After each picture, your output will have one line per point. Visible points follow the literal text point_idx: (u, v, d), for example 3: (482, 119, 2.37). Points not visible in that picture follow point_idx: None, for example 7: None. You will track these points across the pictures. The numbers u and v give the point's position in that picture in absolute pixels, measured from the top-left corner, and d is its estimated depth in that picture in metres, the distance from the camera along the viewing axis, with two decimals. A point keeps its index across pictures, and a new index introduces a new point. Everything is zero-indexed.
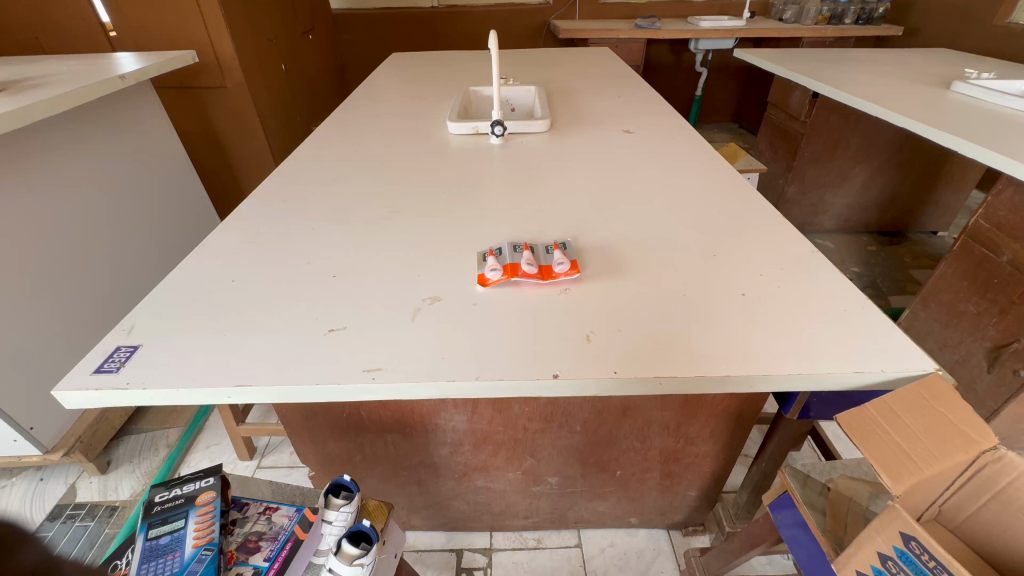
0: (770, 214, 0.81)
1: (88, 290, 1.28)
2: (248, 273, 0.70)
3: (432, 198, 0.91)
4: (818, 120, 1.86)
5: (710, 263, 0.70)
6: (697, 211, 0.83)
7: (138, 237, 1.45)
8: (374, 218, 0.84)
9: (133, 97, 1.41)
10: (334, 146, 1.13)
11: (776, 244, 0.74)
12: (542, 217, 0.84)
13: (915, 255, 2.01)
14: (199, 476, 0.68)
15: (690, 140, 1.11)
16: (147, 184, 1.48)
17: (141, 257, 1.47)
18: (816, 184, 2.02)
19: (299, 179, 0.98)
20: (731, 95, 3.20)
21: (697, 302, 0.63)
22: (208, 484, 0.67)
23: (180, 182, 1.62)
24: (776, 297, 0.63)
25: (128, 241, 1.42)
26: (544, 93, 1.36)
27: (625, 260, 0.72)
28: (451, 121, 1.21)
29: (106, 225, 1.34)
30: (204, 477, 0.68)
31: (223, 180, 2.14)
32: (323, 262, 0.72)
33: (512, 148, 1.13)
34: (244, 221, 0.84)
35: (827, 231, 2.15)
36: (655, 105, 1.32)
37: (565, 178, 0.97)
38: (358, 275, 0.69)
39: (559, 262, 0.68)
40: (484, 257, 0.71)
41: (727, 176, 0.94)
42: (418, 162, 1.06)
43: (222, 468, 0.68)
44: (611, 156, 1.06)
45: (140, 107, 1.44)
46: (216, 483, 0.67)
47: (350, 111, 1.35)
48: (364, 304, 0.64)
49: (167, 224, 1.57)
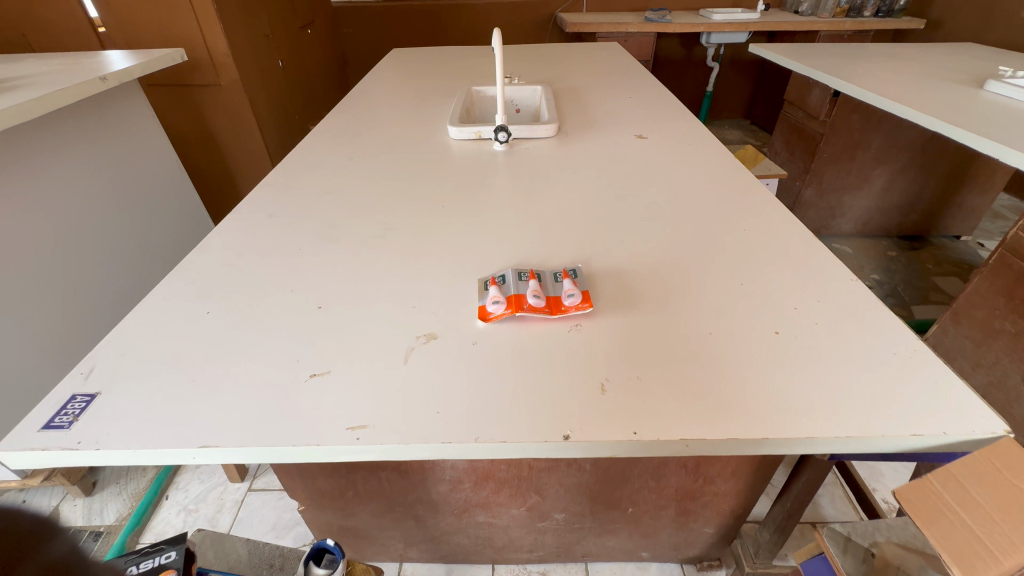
0: (801, 234, 0.73)
1: (72, 303, 1.23)
2: (224, 303, 0.63)
3: (431, 213, 0.84)
4: (838, 119, 1.77)
5: (738, 294, 0.62)
6: (721, 230, 0.76)
7: (127, 245, 1.39)
8: (367, 236, 0.77)
9: (117, 97, 1.33)
10: (327, 153, 1.06)
11: (811, 270, 0.66)
12: (549, 236, 0.76)
13: (937, 261, 1.93)
14: (158, 549, 0.58)
15: (708, 146, 1.03)
16: (135, 189, 1.41)
17: (131, 265, 1.41)
18: (835, 187, 1.93)
19: (289, 191, 0.91)
20: (742, 91, 3.10)
21: (725, 343, 0.56)
22: (169, 560, 0.57)
23: (171, 186, 1.55)
24: (815, 337, 0.56)
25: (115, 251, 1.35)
26: (550, 93, 1.29)
27: (642, 289, 0.65)
28: (452, 125, 1.13)
29: (93, 233, 1.27)
30: (164, 549, 0.58)
31: (218, 181, 2.08)
32: (309, 290, 0.66)
33: (517, 155, 1.05)
34: (226, 240, 0.77)
35: (845, 235, 2.07)
36: (668, 107, 1.24)
37: (575, 190, 0.90)
38: (347, 305, 0.63)
39: (570, 293, 0.61)
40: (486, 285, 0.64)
41: (752, 189, 0.86)
42: (416, 171, 0.99)
43: (186, 539, 0.58)
44: (624, 165, 0.98)
45: (125, 108, 1.36)
46: (180, 559, 0.57)
47: (346, 114, 1.28)
48: (352, 343, 0.57)
49: (157, 230, 1.51)
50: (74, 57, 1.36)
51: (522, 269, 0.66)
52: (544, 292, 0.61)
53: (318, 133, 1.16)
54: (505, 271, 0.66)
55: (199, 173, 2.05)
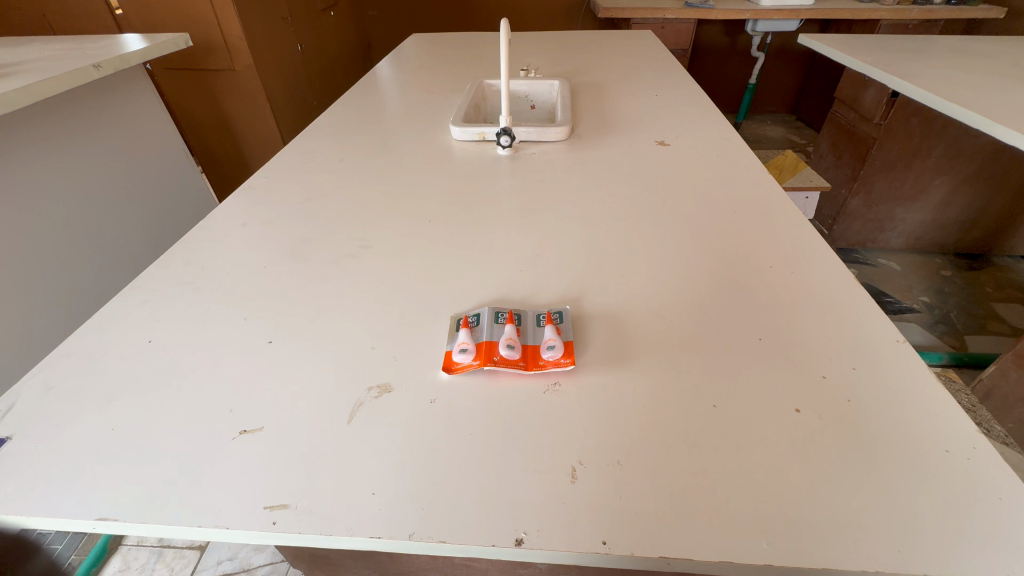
0: (840, 278, 0.62)
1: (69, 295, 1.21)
2: (170, 332, 0.58)
3: (415, 228, 0.76)
4: (895, 123, 1.58)
5: (750, 355, 0.53)
6: (742, 267, 0.65)
7: (130, 236, 1.36)
8: (340, 255, 0.70)
9: (123, 83, 1.30)
10: (318, 154, 0.99)
11: (848, 327, 0.56)
12: (542, 264, 0.67)
13: (998, 284, 1.73)
14: None
15: (740, 159, 0.90)
16: (141, 178, 1.38)
17: (133, 257, 1.38)
18: (885, 197, 1.74)
19: (269, 196, 0.85)
20: (788, 84, 2.87)
21: (729, 421, 0.46)
22: None
23: (181, 175, 1.52)
24: (843, 423, 0.46)
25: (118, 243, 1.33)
26: (567, 90, 1.17)
27: (639, 339, 0.55)
28: (455, 124, 1.04)
29: (93, 226, 1.25)
30: None
31: (233, 167, 2.05)
32: (265, 320, 0.59)
33: (521, 161, 0.96)
34: (191, 252, 0.71)
35: (892, 249, 1.88)
36: (698, 110, 1.11)
37: (580, 208, 0.80)
38: (302, 341, 0.56)
39: (549, 344, 0.52)
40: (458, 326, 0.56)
41: (787, 217, 0.74)
42: (410, 177, 0.91)
43: None
44: (639, 179, 0.87)
45: (132, 95, 1.33)
46: None
47: (347, 109, 1.21)
48: (297, 391, 0.50)
49: (164, 220, 1.49)
50: (78, 40, 1.33)
51: (502, 308, 0.58)
52: (520, 342, 0.52)
53: (314, 130, 1.09)
54: (482, 309, 0.58)
55: (214, 159, 2.03)
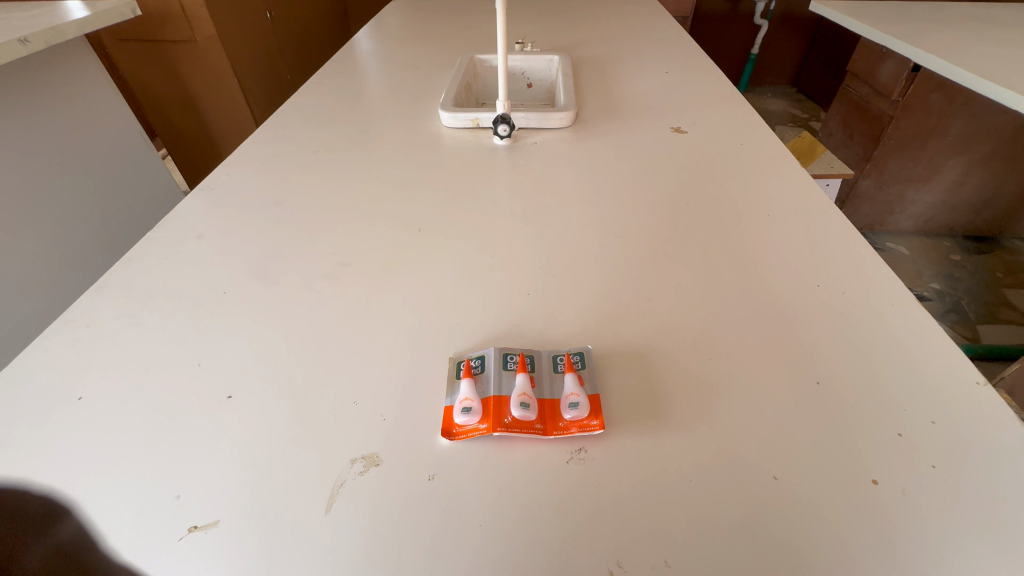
0: (899, 302, 0.54)
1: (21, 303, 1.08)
2: (106, 386, 0.48)
3: (402, 239, 0.65)
4: (914, 99, 1.47)
5: (807, 408, 0.44)
6: (784, 288, 0.56)
7: (89, 234, 1.22)
8: (314, 276, 0.59)
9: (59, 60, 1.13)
10: (287, 146, 0.86)
11: (917, 365, 0.48)
12: (554, 286, 0.57)
13: (1008, 268, 1.68)
14: None
15: (767, 151, 0.80)
16: (98, 170, 1.24)
17: (92, 257, 1.24)
18: (897, 178, 1.65)
19: (229, 200, 0.72)
20: (790, 54, 2.73)
21: (795, 500, 0.39)
22: None
23: (145, 165, 1.37)
24: (929, 498, 0.38)
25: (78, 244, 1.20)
26: (568, 68, 1.04)
27: (676, 385, 0.46)
28: (445, 109, 0.91)
29: (44, 226, 1.11)
30: None
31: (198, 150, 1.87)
32: (223, 366, 0.49)
33: (520, 153, 0.84)
34: (136, 274, 0.60)
35: (900, 232, 1.81)
36: (715, 90, 1.00)
37: (591, 211, 0.70)
38: (270, 394, 0.46)
39: (571, 403, 0.43)
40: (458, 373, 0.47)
41: (829, 222, 0.65)
42: (394, 172, 0.79)
43: None
44: (656, 174, 0.77)
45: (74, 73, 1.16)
46: None
47: (320, 90, 1.06)
48: (264, 466, 0.41)
49: (128, 216, 1.34)
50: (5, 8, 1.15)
51: (510, 349, 0.48)
52: (535, 399, 0.43)
53: (283, 117, 0.96)
54: (486, 350, 0.48)
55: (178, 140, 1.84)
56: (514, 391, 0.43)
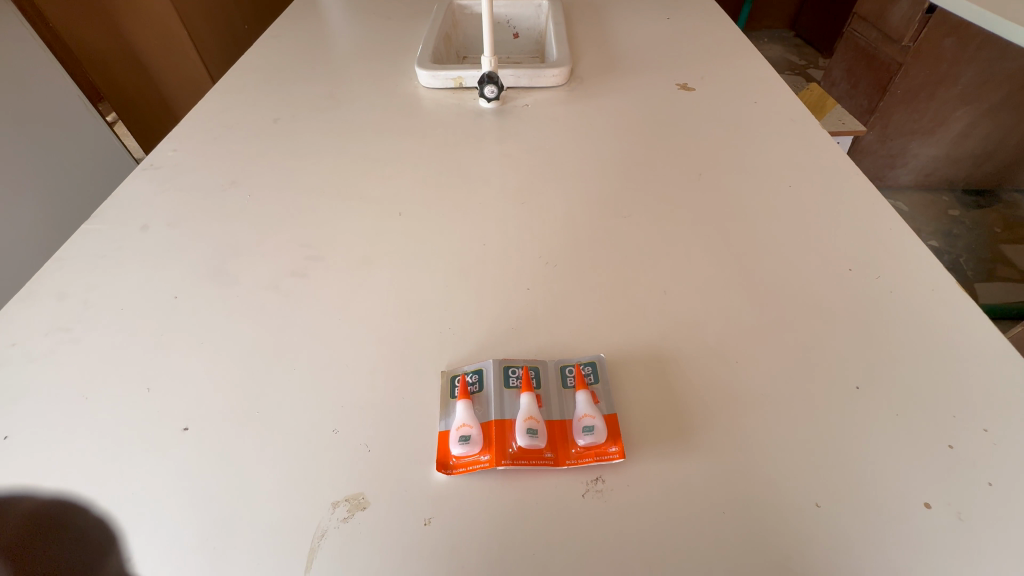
0: (939, 288, 0.48)
1: None
2: (38, 422, 0.41)
3: (379, 226, 0.57)
4: (926, 45, 1.38)
5: (846, 421, 0.39)
6: (813, 275, 0.50)
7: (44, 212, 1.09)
8: (280, 275, 0.51)
9: None
10: (244, 114, 0.75)
11: (962, 364, 0.43)
12: (554, 278, 0.51)
13: (1006, 223, 1.64)
14: None
15: (785, 110, 0.72)
16: (53, 140, 1.10)
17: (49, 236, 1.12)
18: (901, 131, 1.58)
19: (176, 182, 0.63)
20: None
21: (841, 532, 0.34)
22: None
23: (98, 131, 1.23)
24: (989, 523, 0.34)
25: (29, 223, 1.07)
26: (559, 15, 0.93)
27: (701, 397, 0.41)
28: (422, 66, 0.80)
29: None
30: None
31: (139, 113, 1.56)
32: (176, 389, 0.42)
33: (509, 117, 0.75)
34: (72, 277, 0.52)
35: (900, 187, 1.76)
36: (722, 39, 0.90)
37: (592, 186, 0.62)
38: (234, 424, 0.40)
39: (586, 430, 0.38)
40: (453, 391, 0.41)
41: (857, 194, 0.59)
42: (367, 143, 0.69)
43: None
44: (663, 140, 0.69)
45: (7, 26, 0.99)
46: None
47: (278, 45, 0.93)
48: (230, 516, 0.36)
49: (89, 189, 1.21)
50: None
51: (511, 361, 0.43)
52: (542, 425, 0.38)
53: (237, 79, 0.84)
54: (484, 364, 0.42)
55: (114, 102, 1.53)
56: (520, 416, 0.38)
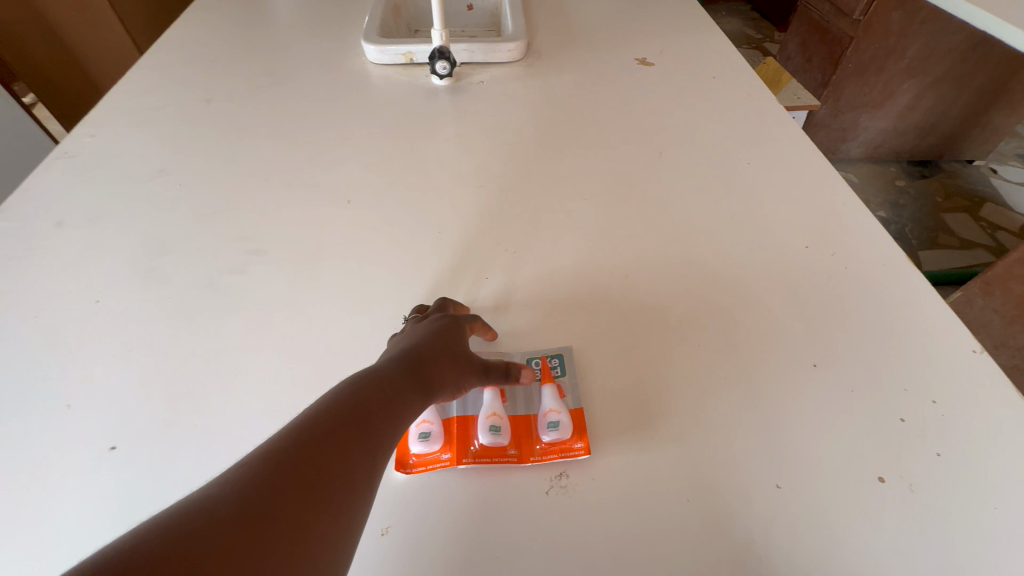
0: (891, 262, 0.49)
1: None
2: None
3: (325, 215, 0.53)
4: (875, 18, 1.40)
5: (804, 399, 0.40)
6: (770, 253, 0.50)
7: None
8: (216, 272, 0.47)
9: None
10: (171, 95, 0.69)
11: (912, 336, 0.44)
12: (513, 266, 0.49)
13: (947, 192, 1.72)
14: None
15: (743, 86, 0.71)
16: None
17: None
18: (852, 105, 1.62)
19: (95, 171, 0.57)
20: None
21: (801, 511, 0.35)
22: None
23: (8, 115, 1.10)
24: (938, 492, 0.35)
25: None
26: None
27: (665, 384, 0.41)
28: (368, 40, 0.75)
29: None
30: None
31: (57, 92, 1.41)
32: (103, 404, 0.39)
33: (464, 95, 0.71)
34: None
35: (851, 160, 1.81)
36: (680, 12, 0.88)
37: (551, 167, 0.60)
38: (170, 442, 0.37)
39: (550, 426, 0.37)
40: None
41: (814, 170, 0.59)
42: (312, 125, 0.65)
43: None
44: (622, 118, 0.67)
45: None
46: None
47: (209, 17, 0.86)
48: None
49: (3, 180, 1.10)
50: None
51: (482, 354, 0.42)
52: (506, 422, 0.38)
53: (163, 56, 0.76)
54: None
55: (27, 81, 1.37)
56: (484, 413, 0.37)
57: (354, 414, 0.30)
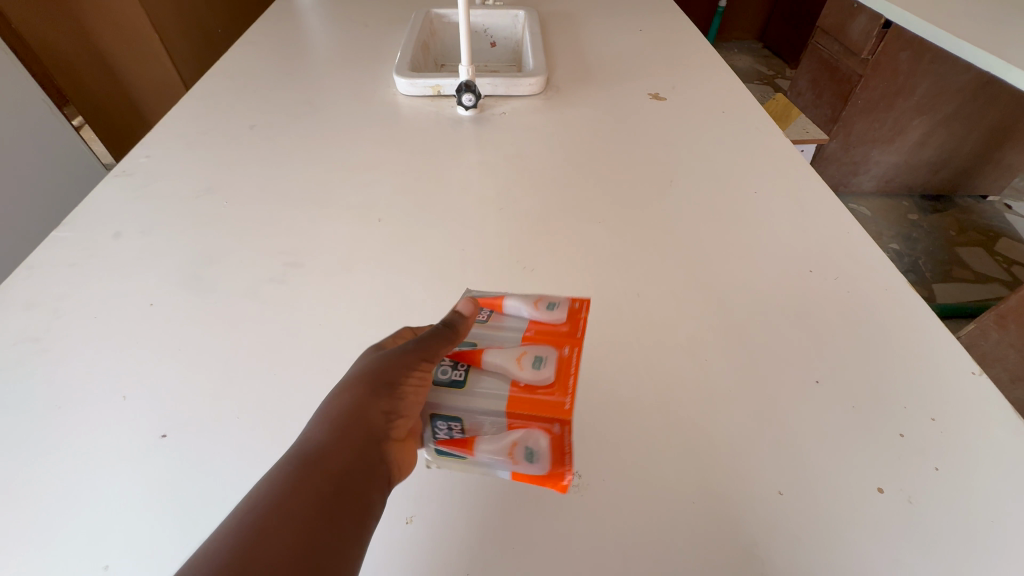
0: (893, 288, 0.51)
1: None
2: (11, 430, 0.40)
3: (358, 231, 0.58)
4: (884, 58, 1.44)
5: (807, 414, 0.42)
6: (776, 277, 0.53)
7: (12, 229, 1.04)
8: (258, 281, 0.52)
9: None
10: (219, 121, 0.75)
11: (912, 357, 0.46)
12: (531, 282, 0.52)
13: (961, 227, 1.73)
14: None
15: (750, 120, 0.76)
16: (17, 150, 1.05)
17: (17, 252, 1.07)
18: (863, 139, 1.65)
19: (150, 188, 0.63)
20: (757, 6, 2.64)
21: (801, 517, 0.36)
22: None
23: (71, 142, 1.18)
24: (937, 506, 0.37)
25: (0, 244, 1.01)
26: (535, 26, 0.95)
27: (671, 394, 0.43)
28: (400, 74, 0.81)
29: None
30: None
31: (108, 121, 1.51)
32: (156, 396, 0.42)
33: (486, 125, 0.76)
34: (40, 287, 0.51)
35: (863, 193, 1.84)
36: (691, 51, 0.93)
37: (567, 193, 0.64)
38: (215, 432, 0.40)
39: (544, 306, 0.42)
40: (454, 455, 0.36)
41: (818, 200, 0.62)
42: (346, 150, 0.70)
43: None
44: (635, 148, 0.71)
45: None
46: None
47: (253, 51, 0.93)
48: (206, 529, 0.36)
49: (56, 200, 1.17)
50: None
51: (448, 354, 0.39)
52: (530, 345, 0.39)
53: (212, 86, 0.83)
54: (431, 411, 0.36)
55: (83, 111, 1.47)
56: (516, 361, 0.37)
57: (284, 515, 0.27)
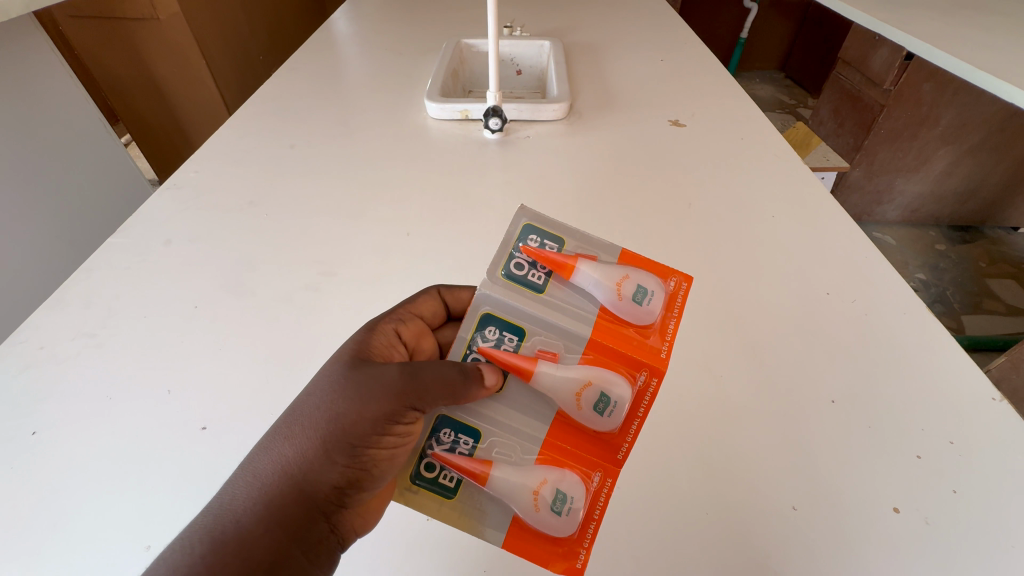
0: (911, 312, 0.52)
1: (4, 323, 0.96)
2: (68, 417, 0.43)
3: (388, 244, 0.61)
4: (906, 88, 1.45)
5: (823, 431, 0.42)
6: (792, 297, 0.54)
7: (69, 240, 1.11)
8: (294, 288, 0.55)
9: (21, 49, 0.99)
10: (263, 141, 0.80)
11: (931, 380, 0.46)
12: None
13: (991, 258, 1.69)
14: None
15: (769, 147, 0.77)
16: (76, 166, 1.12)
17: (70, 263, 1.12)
18: (887, 168, 1.64)
19: (198, 200, 0.67)
20: (780, 37, 2.67)
21: (815, 534, 0.37)
22: None
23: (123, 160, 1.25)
24: (955, 530, 0.36)
25: (56, 253, 1.07)
26: (561, 55, 0.99)
27: (688, 407, 0.44)
28: (431, 99, 0.86)
29: (16, 236, 0.98)
30: None
31: (156, 141, 1.60)
32: (199, 390, 0.45)
33: (511, 147, 0.80)
34: (97, 287, 0.55)
35: (887, 222, 1.82)
36: (712, 80, 0.96)
37: (588, 212, 0.66)
38: (251, 427, 0.43)
39: (636, 295, 0.41)
40: (449, 484, 0.38)
41: (835, 225, 0.63)
42: (378, 169, 0.74)
43: None
44: (654, 171, 0.74)
45: (41, 60, 1.03)
46: None
47: (296, 77, 1.00)
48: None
49: (107, 213, 1.23)
50: None
51: (497, 317, 0.43)
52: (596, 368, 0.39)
53: (256, 109, 0.89)
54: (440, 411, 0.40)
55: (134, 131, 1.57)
56: (577, 396, 0.38)
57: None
